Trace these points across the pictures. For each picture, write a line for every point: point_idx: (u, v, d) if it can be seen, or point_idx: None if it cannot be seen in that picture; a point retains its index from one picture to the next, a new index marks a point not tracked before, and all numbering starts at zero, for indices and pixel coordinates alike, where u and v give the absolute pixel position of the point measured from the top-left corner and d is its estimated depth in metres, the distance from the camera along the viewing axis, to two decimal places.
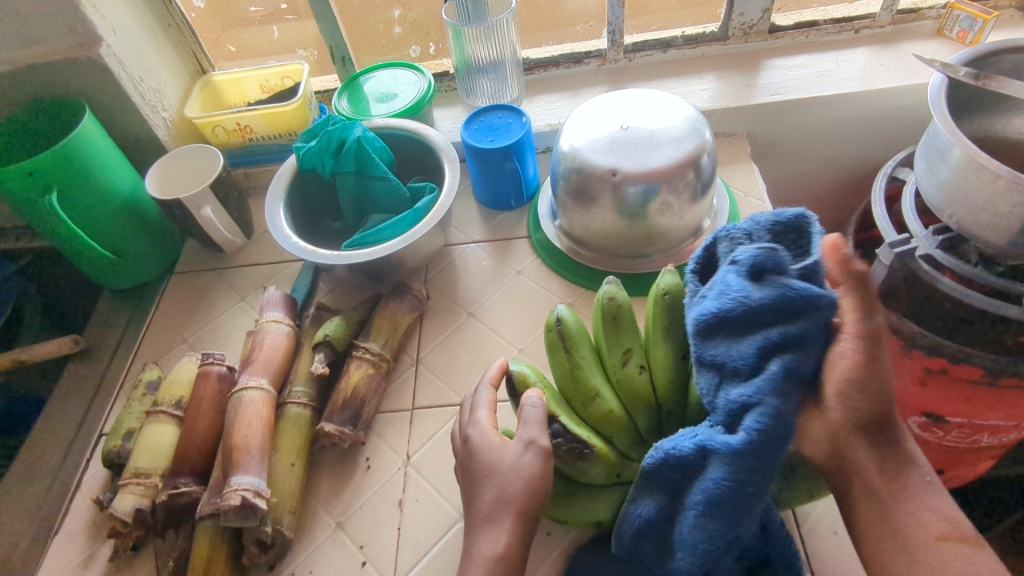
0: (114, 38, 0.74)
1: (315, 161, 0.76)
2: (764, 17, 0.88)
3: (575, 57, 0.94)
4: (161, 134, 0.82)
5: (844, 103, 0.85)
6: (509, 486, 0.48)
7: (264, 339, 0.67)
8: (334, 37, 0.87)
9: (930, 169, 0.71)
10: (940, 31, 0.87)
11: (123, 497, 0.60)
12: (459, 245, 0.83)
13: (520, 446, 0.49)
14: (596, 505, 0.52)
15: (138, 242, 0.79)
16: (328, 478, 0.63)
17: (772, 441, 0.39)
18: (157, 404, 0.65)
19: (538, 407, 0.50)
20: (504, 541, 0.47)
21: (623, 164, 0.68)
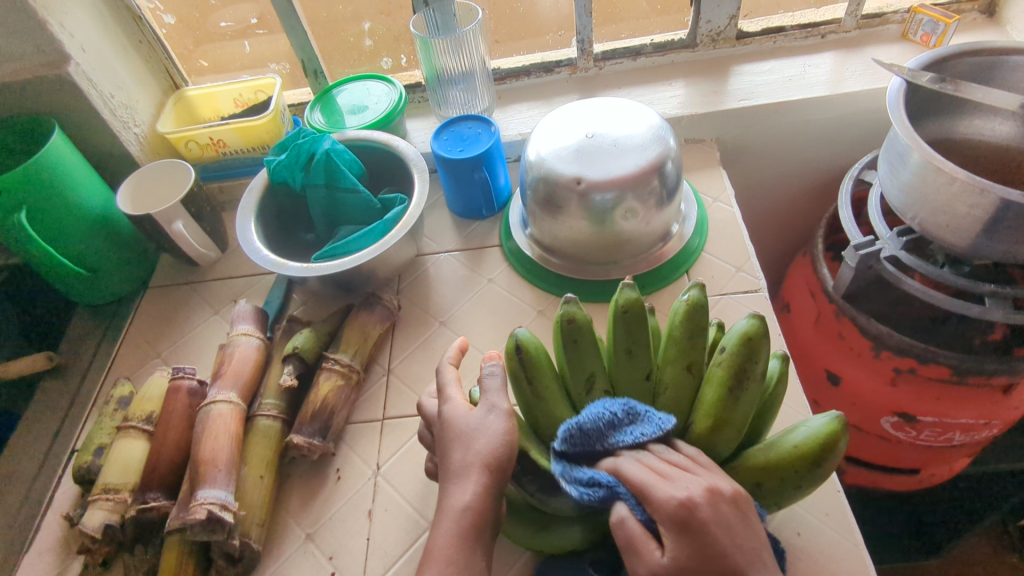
0: (83, 56, 0.75)
1: (285, 174, 0.76)
2: (731, 24, 0.89)
3: (546, 66, 0.94)
4: (134, 150, 0.83)
5: (810, 108, 0.86)
6: (479, 471, 0.45)
7: (234, 352, 0.67)
8: (305, 51, 0.88)
9: (891, 172, 0.71)
10: (905, 34, 0.89)
11: (92, 513, 0.59)
12: (431, 254, 0.83)
13: (485, 409, 0.47)
14: (568, 531, 0.50)
15: (111, 258, 0.80)
16: (297, 489, 0.64)
17: None
18: (127, 420, 0.66)
19: (496, 376, 0.50)
20: (480, 498, 0.45)
21: (587, 173, 0.69)
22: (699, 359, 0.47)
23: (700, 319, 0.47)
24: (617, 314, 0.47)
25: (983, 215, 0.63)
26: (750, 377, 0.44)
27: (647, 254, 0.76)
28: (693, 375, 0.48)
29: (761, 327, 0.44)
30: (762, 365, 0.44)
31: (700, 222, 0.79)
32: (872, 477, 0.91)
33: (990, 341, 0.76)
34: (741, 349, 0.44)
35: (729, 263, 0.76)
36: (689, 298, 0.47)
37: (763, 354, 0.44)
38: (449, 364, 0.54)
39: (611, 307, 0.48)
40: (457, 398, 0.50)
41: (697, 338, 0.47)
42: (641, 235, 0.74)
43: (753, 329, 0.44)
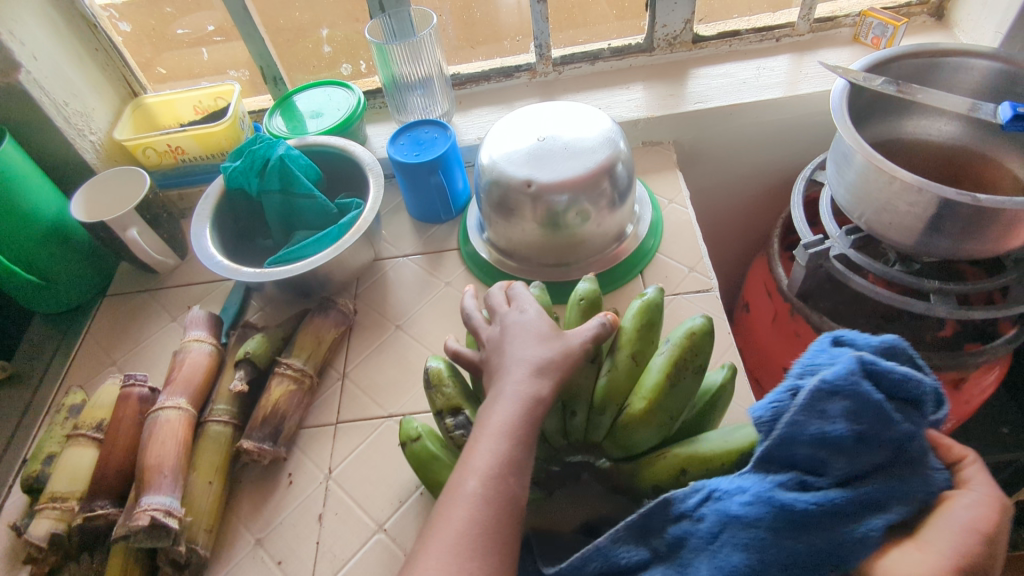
0: (35, 64, 0.75)
1: (241, 180, 0.76)
2: (686, 28, 0.90)
3: (506, 71, 0.95)
4: (90, 157, 0.83)
5: (766, 109, 0.87)
6: None
7: (185, 358, 0.67)
8: (264, 57, 0.88)
9: (838, 172, 0.73)
10: (856, 37, 0.90)
11: (39, 522, 0.59)
12: (391, 258, 0.83)
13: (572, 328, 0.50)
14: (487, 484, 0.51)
15: (66, 266, 0.79)
16: (249, 494, 0.63)
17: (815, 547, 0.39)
18: (77, 428, 0.65)
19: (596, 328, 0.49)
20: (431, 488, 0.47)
21: (537, 176, 0.70)
22: (645, 351, 0.50)
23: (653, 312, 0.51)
24: (574, 300, 0.55)
25: (923, 213, 0.64)
26: (692, 369, 0.47)
27: (602, 254, 0.77)
28: (637, 365, 0.50)
29: (707, 329, 0.48)
30: (702, 357, 0.47)
31: (655, 223, 0.80)
32: None
33: (942, 335, 0.77)
34: (685, 340, 0.47)
35: (683, 263, 0.76)
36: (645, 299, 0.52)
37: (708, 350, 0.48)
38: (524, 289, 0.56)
39: (571, 297, 0.56)
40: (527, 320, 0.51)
41: (648, 330, 0.51)
42: (594, 236, 0.75)
43: (699, 324, 0.48)
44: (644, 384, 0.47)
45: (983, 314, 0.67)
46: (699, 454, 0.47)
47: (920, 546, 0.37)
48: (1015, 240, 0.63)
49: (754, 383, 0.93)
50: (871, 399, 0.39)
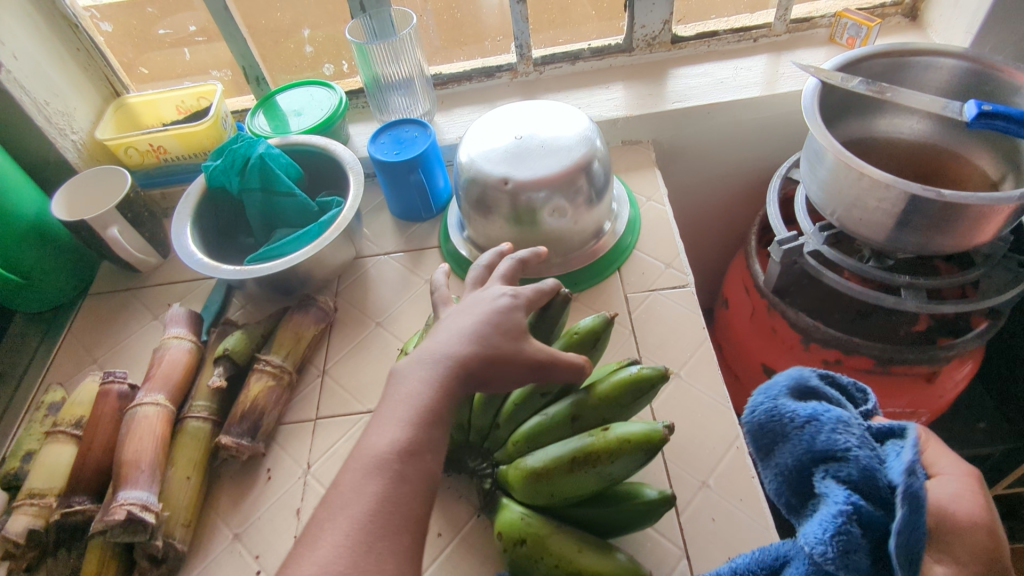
0: (15, 64, 0.75)
1: (222, 179, 0.77)
2: (665, 28, 0.92)
3: (487, 71, 0.96)
4: (71, 157, 0.83)
5: (743, 108, 0.88)
6: None
7: (164, 355, 0.67)
8: (246, 57, 0.89)
9: (811, 170, 0.74)
10: (832, 38, 0.92)
11: (16, 518, 0.59)
12: (372, 256, 0.84)
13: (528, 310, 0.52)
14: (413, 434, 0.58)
15: (48, 265, 0.80)
16: (227, 490, 0.64)
17: None
18: (56, 425, 0.66)
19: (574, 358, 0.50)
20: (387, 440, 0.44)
21: (514, 173, 0.70)
22: (589, 417, 0.50)
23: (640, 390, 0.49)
24: (572, 330, 0.56)
25: (891, 209, 0.65)
26: (599, 471, 0.46)
27: (580, 251, 0.78)
28: (574, 425, 0.51)
29: (657, 437, 0.46)
30: (617, 467, 0.46)
31: (632, 220, 0.81)
32: None
33: (916, 330, 0.78)
34: (617, 442, 0.46)
35: (660, 260, 0.77)
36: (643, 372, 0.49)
37: (635, 463, 0.46)
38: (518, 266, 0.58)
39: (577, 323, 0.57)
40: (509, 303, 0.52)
41: (609, 401, 0.50)
42: (572, 233, 0.76)
43: (644, 436, 0.45)
44: (555, 456, 0.49)
45: (953, 308, 0.68)
46: (544, 544, 0.49)
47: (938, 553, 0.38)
48: (983, 235, 0.64)
49: (734, 379, 0.94)
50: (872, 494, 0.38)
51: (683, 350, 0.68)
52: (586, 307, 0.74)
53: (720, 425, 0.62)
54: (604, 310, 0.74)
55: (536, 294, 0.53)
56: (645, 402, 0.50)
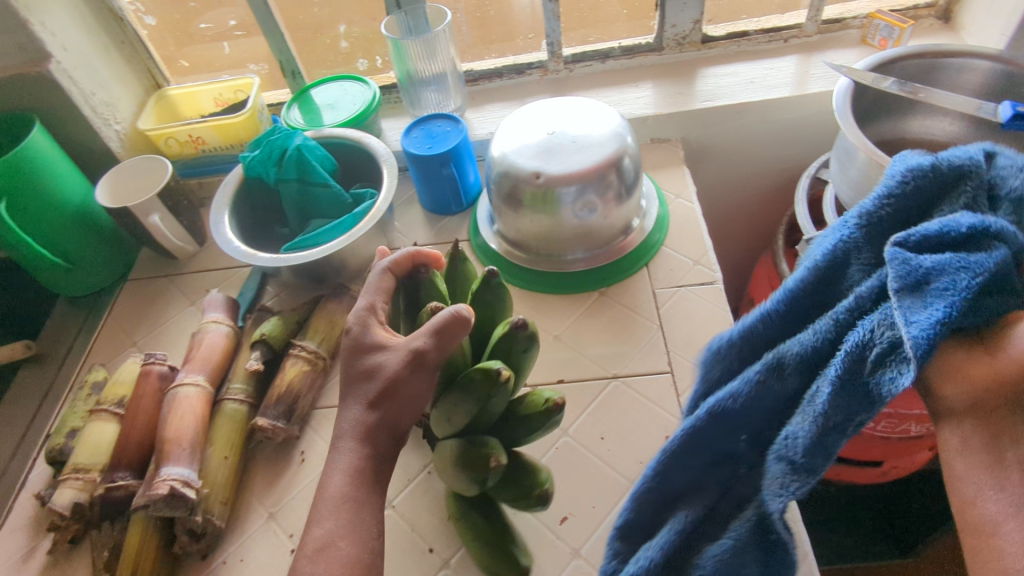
0: (64, 54, 0.78)
1: (259, 169, 0.79)
2: (695, 28, 0.92)
3: (518, 68, 0.97)
4: (114, 146, 0.86)
5: (772, 108, 0.88)
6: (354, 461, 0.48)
7: (203, 338, 0.69)
8: (283, 52, 0.90)
9: (841, 169, 0.74)
10: (864, 39, 0.92)
11: (62, 491, 0.62)
12: (402, 248, 0.86)
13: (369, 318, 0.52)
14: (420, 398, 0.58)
15: (90, 250, 0.82)
16: (263, 470, 0.66)
17: (850, 401, 0.34)
18: (99, 403, 0.68)
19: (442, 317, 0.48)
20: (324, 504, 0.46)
21: (547, 168, 0.72)
22: (455, 416, 0.48)
23: (482, 388, 0.45)
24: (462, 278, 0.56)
25: None
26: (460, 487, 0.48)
27: (609, 246, 0.79)
28: (450, 422, 0.49)
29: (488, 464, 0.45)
30: (466, 482, 0.47)
31: (661, 218, 0.82)
32: (837, 471, 0.95)
33: None
34: (462, 458, 0.47)
35: (688, 256, 0.78)
36: (485, 366, 0.46)
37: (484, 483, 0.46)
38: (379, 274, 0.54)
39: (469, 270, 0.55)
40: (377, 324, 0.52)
41: (462, 403, 0.47)
42: (602, 228, 0.77)
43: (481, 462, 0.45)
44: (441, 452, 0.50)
45: None
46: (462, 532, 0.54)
47: (991, 354, 0.33)
48: None
49: None
50: (933, 235, 0.35)
51: (711, 345, 0.69)
52: (615, 303, 0.75)
53: None
54: (632, 305, 0.75)
55: (379, 277, 0.54)
56: (500, 399, 0.46)
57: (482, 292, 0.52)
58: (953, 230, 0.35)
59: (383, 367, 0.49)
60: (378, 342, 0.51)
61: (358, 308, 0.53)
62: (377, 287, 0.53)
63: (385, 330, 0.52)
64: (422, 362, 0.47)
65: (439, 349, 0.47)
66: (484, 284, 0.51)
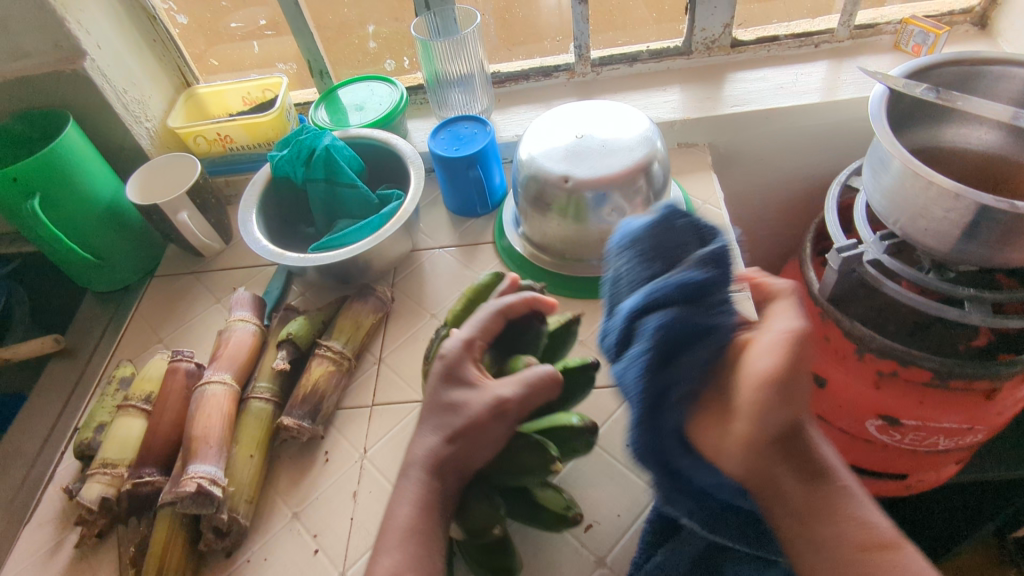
0: (99, 52, 0.79)
1: (287, 169, 0.79)
2: (725, 32, 0.91)
3: (545, 71, 0.97)
4: (144, 143, 0.86)
5: (802, 114, 0.87)
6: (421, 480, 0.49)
7: (230, 336, 0.70)
8: (311, 52, 0.91)
9: (874, 178, 0.73)
10: (897, 45, 0.90)
11: (90, 486, 0.62)
12: (427, 250, 0.86)
13: (471, 357, 0.53)
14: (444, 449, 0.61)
15: (118, 246, 0.83)
16: (287, 470, 0.66)
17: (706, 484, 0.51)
18: (127, 399, 0.68)
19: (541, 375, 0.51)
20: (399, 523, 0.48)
21: (575, 172, 0.71)
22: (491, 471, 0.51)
23: (533, 464, 0.49)
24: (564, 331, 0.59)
25: (959, 219, 0.64)
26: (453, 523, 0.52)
27: None
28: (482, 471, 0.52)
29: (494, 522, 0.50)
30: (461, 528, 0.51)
31: None
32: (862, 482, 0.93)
33: (975, 345, 0.76)
34: (467, 504, 0.50)
35: None
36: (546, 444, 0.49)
37: (474, 530, 0.50)
38: (494, 310, 0.54)
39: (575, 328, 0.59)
40: (473, 363, 0.53)
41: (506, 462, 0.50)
42: None
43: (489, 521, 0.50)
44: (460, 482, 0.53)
45: (1018, 323, 0.67)
46: None
47: (724, 407, 0.44)
48: None
49: None
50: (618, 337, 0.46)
51: None
52: None
53: None
54: None
55: (490, 317, 0.54)
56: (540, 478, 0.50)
57: (578, 370, 0.55)
58: (622, 328, 0.45)
59: (467, 405, 0.50)
60: (471, 380, 0.52)
61: (459, 337, 0.54)
62: (483, 325, 0.54)
63: (477, 369, 0.53)
64: (507, 412, 0.49)
65: (522, 406, 0.50)
66: (584, 366, 0.55)
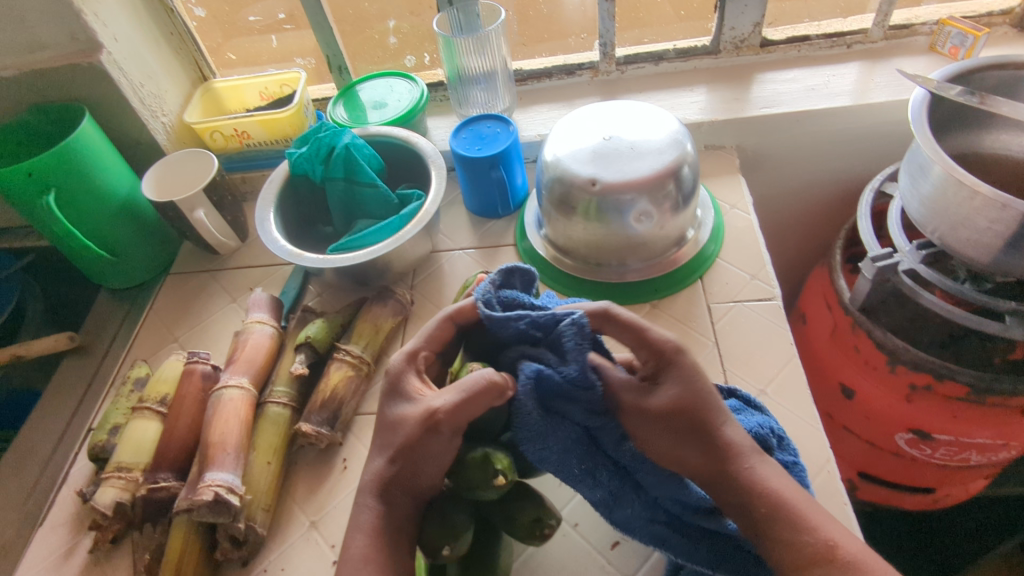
0: (116, 45, 0.77)
1: (305, 167, 0.77)
2: (755, 31, 0.89)
3: (568, 69, 0.95)
4: (160, 138, 0.85)
5: (834, 117, 0.85)
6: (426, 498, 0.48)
7: (248, 339, 0.68)
8: (331, 46, 0.89)
9: (912, 184, 0.70)
10: (933, 46, 0.87)
11: (104, 490, 0.61)
12: (447, 251, 0.84)
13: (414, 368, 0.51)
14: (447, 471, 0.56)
15: (133, 242, 0.82)
16: (304, 477, 0.64)
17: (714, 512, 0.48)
18: (142, 401, 0.67)
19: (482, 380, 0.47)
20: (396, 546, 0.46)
21: (602, 175, 0.69)
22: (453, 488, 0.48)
23: (478, 479, 0.45)
24: None
25: (1004, 230, 0.61)
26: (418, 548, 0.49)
27: (661, 258, 0.76)
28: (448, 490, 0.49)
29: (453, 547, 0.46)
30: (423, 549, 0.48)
31: (717, 228, 0.79)
32: (886, 494, 0.91)
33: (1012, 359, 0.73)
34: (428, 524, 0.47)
35: (744, 270, 0.75)
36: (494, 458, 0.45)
37: (431, 553, 0.47)
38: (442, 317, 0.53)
39: None
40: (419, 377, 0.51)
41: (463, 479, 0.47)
42: (656, 238, 0.74)
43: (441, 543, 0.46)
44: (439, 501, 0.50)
45: None
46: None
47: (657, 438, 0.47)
48: None
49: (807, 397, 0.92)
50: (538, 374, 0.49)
51: (770, 365, 0.66)
52: (667, 315, 0.73)
53: (810, 445, 0.60)
54: (686, 319, 0.72)
55: (439, 326, 0.53)
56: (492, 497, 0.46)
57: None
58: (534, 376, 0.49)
59: (403, 421, 0.48)
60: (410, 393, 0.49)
61: (403, 349, 0.52)
62: (432, 335, 0.53)
63: (421, 381, 0.51)
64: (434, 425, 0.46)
65: (454, 416, 0.45)
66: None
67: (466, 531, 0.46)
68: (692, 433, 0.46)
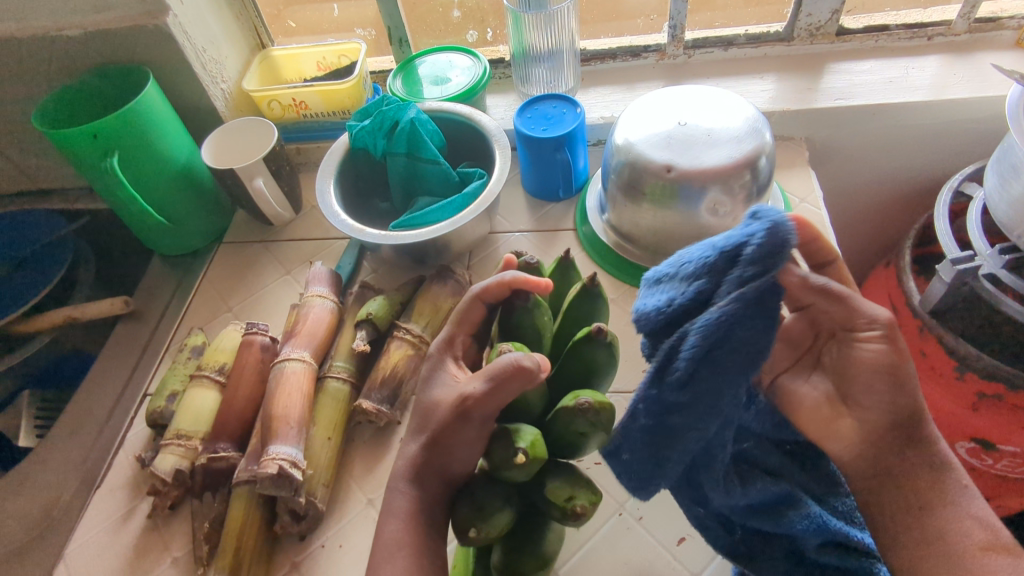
0: (181, 8, 0.76)
1: (367, 140, 0.76)
2: (833, 19, 0.85)
3: (634, 51, 0.92)
4: (219, 105, 0.84)
5: (911, 113, 0.81)
6: None
7: (309, 312, 0.67)
8: (393, 18, 0.87)
9: (1001, 185, 0.67)
10: (1020, 42, 0.83)
11: (164, 457, 0.61)
12: (504, 232, 0.82)
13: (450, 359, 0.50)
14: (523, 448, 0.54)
15: (189, 209, 0.81)
16: (362, 455, 0.64)
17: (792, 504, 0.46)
18: (200, 369, 0.67)
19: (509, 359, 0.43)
20: None
21: (678, 162, 0.67)
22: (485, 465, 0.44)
23: (501, 457, 0.41)
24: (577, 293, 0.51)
25: None
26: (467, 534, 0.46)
27: None
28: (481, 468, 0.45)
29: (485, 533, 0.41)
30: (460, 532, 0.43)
31: None
32: None
33: None
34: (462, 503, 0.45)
35: None
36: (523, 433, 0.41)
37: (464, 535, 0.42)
38: (468, 301, 0.50)
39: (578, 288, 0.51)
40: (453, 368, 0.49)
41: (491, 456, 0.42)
42: None
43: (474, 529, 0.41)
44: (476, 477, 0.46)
45: None
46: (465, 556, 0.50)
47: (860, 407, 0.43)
48: None
49: None
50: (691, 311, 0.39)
51: None
52: None
53: None
54: None
55: (466, 309, 0.50)
56: (524, 476, 0.41)
57: (580, 344, 0.46)
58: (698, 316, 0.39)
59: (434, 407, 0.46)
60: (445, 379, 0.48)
61: (439, 335, 0.51)
62: (463, 320, 0.50)
63: (456, 367, 0.49)
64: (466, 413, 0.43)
65: (485, 403, 0.42)
66: (587, 338, 0.46)
67: (496, 514, 0.41)
68: (907, 384, 0.42)
